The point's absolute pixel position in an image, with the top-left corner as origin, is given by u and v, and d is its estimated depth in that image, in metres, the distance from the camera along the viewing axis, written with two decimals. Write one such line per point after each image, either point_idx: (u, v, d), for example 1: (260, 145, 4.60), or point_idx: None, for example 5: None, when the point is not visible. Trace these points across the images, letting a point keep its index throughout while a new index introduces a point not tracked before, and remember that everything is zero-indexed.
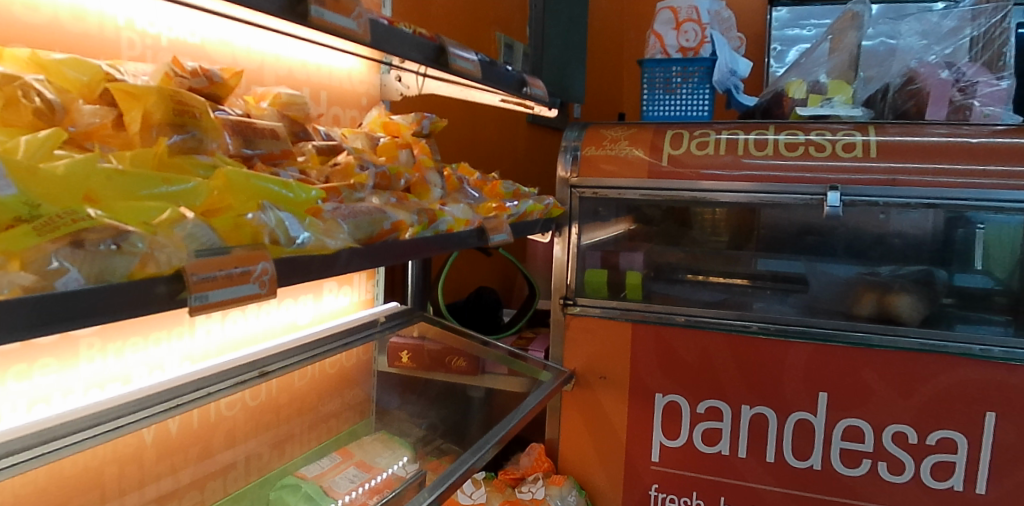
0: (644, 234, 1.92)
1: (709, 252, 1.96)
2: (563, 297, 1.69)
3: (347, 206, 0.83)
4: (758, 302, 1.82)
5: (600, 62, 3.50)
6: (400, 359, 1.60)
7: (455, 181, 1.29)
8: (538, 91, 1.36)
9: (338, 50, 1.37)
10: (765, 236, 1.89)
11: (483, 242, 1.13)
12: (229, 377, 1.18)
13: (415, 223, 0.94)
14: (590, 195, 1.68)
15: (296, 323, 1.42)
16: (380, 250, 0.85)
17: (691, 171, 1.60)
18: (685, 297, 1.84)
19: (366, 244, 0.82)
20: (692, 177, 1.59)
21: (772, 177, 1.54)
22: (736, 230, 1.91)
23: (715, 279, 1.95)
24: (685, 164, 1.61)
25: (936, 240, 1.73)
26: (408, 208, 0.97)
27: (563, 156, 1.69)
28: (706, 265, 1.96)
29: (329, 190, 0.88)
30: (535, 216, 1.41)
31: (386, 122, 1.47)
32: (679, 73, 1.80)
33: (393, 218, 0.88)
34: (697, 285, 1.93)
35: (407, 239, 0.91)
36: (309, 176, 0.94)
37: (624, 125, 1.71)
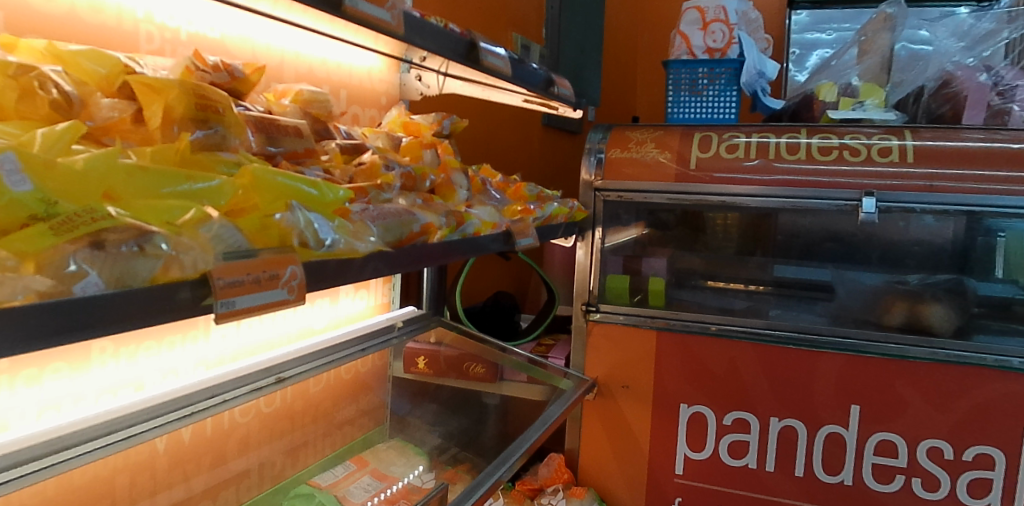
0: (659, 239, 1.86)
1: (727, 258, 1.91)
2: (585, 303, 1.64)
3: (374, 207, 0.79)
4: (775, 309, 1.77)
5: (617, 65, 3.47)
6: (416, 365, 1.55)
7: (479, 182, 1.25)
8: (564, 91, 1.33)
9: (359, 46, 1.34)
10: (778, 242, 1.87)
11: (509, 247, 1.08)
12: (245, 384, 1.14)
13: (444, 225, 0.90)
14: (614, 199, 1.63)
15: (311, 328, 1.38)
16: (409, 253, 0.81)
17: (709, 175, 1.56)
18: (709, 305, 1.79)
19: (394, 248, 0.77)
20: (719, 181, 1.55)
21: (804, 182, 1.49)
22: (750, 234, 1.88)
23: (736, 286, 1.90)
24: (706, 168, 1.57)
25: (957, 248, 1.70)
26: (435, 210, 0.93)
27: (586, 159, 1.65)
28: (727, 272, 1.90)
29: (354, 191, 0.83)
30: (560, 220, 1.37)
31: (406, 121, 1.45)
32: (705, 74, 1.76)
33: (422, 221, 0.83)
34: (720, 294, 1.87)
35: (435, 243, 0.87)
36: (333, 176, 0.90)
37: (649, 128, 1.67)
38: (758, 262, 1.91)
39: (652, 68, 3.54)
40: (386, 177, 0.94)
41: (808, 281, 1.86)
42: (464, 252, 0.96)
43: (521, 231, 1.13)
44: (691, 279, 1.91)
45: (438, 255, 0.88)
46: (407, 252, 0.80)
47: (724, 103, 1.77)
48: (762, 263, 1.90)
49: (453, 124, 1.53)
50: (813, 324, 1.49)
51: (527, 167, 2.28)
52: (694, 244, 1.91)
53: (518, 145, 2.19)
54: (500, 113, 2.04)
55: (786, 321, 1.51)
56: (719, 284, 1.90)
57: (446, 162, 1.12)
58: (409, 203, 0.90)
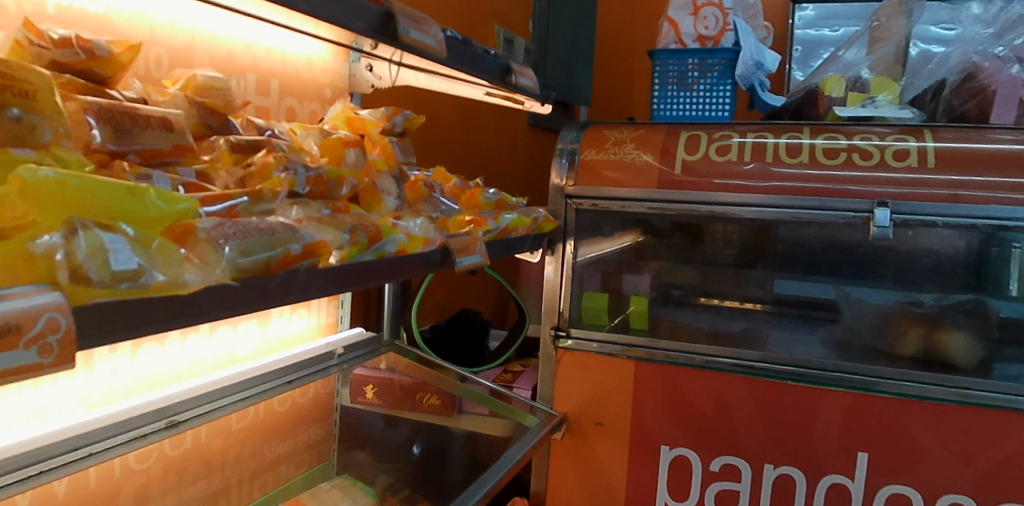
0: (653, 248, 1.69)
1: (725, 270, 1.72)
2: (554, 326, 1.45)
3: (233, 222, 0.60)
4: (775, 331, 1.62)
5: (613, 62, 3.29)
6: (365, 394, 1.41)
7: (423, 189, 1.05)
8: (527, 81, 1.13)
9: (293, 30, 1.15)
10: (779, 254, 1.68)
11: (448, 266, 0.91)
12: (126, 429, 0.94)
13: (346, 243, 0.71)
14: (588, 207, 1.44)
15: (233, 355, 1.20)
16: (284, 283, 0.62)
17: (707, 181, 1.36)
18: (708, 330, 1.61)
19: (253, 277, 0.57)
20: (726, 188, 1.35)
21: (807, 190, 1.30)
22: (748, 248, 1.68)
23: (731, 304, 1.73)
24: (700, 172, 1.38)
25: (969, 261, 1.52)
26: (338, 223, 0.73)
27: (558, 161, 1.46)
28: (720, 288, 1.74)
29: (216, 198, 0.64)
30: (522, 232, 1.18)
31: (350, 117, 1.27)
32: (696, 66, 1.59)
33: (305, 240, 0.64)
34: (726, 317, 1.69)
35: (328, 268, 0.68)
36: (211, 182, 0.73)
37: (630, 126, 1.49)
38: (757, 276, 1.71)
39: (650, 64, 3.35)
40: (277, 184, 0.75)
41: (810, 299, 1.69)
42: (376, 279, 0.77)
43: (466, 249, 0.94)
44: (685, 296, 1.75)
45: (333, 291, 0.69)
46: (281, 287, 0.61)
47: (718, 99, 1.59)
48: (758, 278, 1.71)
49: (407, 121, 1.35)
50: (815, 356, 1.29)
51: (498, 168, 2.11)
52: (687, 254, 1.72)
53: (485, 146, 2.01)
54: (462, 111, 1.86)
55: (784, 353, 1.32)
56: (716, 301, 1.74)
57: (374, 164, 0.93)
58: (299, 216, 0.71)
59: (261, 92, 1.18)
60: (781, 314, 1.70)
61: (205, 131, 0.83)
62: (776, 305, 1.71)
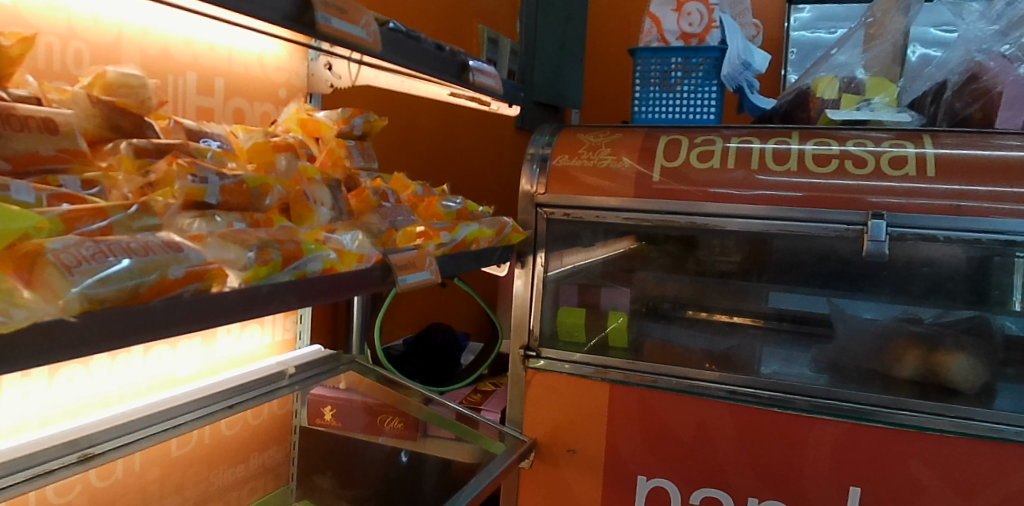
0: (647, 257, 1.60)
1: (713, 282, 1.63)
2: (523, 347, 1.39)
3: (95, 241, 0.51)
4: (768, 347, 1.56)
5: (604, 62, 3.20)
6: (321, 417, 1.33)
7: (371, 198, 0.97)
8: (490, 82, 1.06)
9: (241, 26, 1.06)
10: (776, 261, 1.56)
11: (387, 284, 0.82)
12: (31, 464, 0.82)
13: (251, 264, 0.62)
14: (559, 217, 1.37)
15: (173, 377, 1.10)
16: (168, 314, 0.53)
17: (703, 190, 1.27)
18: (707, 352, 1.55)
19: (111, 308, 0.48)
20: (722, 198, 1.26)
21: (797, 200, 1.21)
22: (745, 259, 1.58)
23: (719, 317, 1.66)
24: (692, 180, 1.28)
25: (967, 274, 1.40)
26: (246, 238, 0.64)
27: (528, 167, 1.39)
28: (712, 301, 1.66)
29: (82, 212, 0.55)
30: (484, 245, 1.10)
31: (304, 119, 1.19)
32: (679, 66, 1.50)
33: (184, 265, 0.54)
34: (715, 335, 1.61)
35: (224, 294, 0.58)
36: (105, 194, 0.64)
37: (605, 130, 1.41)
38: (748, 289, 1.61)
39: None
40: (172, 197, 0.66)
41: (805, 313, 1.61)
42: (300, 303, 0.68)
43: (411, 265, 0.85)
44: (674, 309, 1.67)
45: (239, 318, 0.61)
46: (163, 316, 0.53)
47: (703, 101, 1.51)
48: (748, 289, 1.62)
49: (367, 124, 1.26)
50: (802, 381, 1.22)
51: (470, 170, 2.04)
52: (677, 264, 1.62)
53: (455, 147, 1.94)
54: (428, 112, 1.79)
55: (770, 377, 1.25)
56: (705, 314, 1.67)
57: (307, 169, 0.84)
58: (193, 234, 0.61)
59: (203, 91, 1.08)
60: (780, 331, 1.60)
61: (110, 134, 0.73)
62: (773, 320, 1.61)
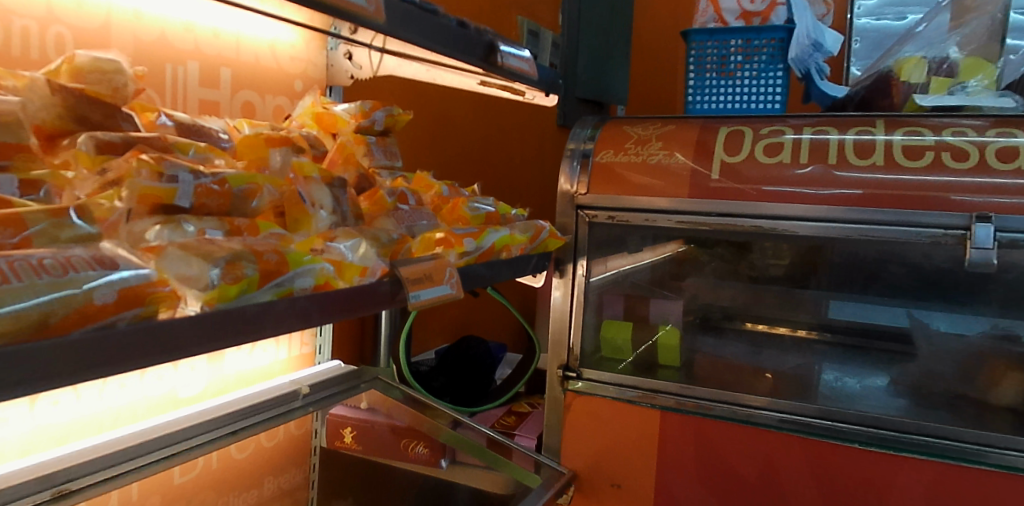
0: (695, 258, 1.48)
1: (773, 288, 1.50)
2: (562, 366, 1.26)
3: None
4: (828, 364, 1.42)
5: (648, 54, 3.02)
6: (341, 439, 1.18)
7: (387, 200, 0.87)
8: (521, 65, 0.94)
9: (251, 9, 0.95)
10: (836, 264, 1.42)
11: (398, 302, 0.69)
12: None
13: (215, 284, 0.49)
14: (603, 220, 1.23)
15: (175, 396, 1.01)
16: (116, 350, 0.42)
17: (755, 188, 1.13)
18: (760, 370, 1.40)
19: (8, 347, 0.35)
20: (772, 196, 1.11)
21: (855, 198, 1.06)
22: (802, 264, 1.43)
23: (779, 331, 1.54)
24: (742, 176, 1.14)
25: None
26: (211, 250, 0.52)
27: (568, 163, 1.26)
28: (766, 312, 1.55)
29: None
30: (517, 252, 0.97)
31: (321, 112, 1.09)
32: (739, 49, 1.42)
33: (114, 284, 0.43)
34: (778, 354, 1.45)
35: (176, 320, 0.46)
36: (51, 197, 0.53)
37: (656, 121, 1.27)
38: (808, 297, 1.48)
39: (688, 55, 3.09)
40: (121, 200, 0.54)
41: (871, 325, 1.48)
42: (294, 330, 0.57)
43: (427, 278, 0.73)
44: (728, 319, 1.57)
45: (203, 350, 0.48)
46: (93, 353, 0.40)
47: (768, 88, 1.43)
48: (805, 298, 1.49)
49: (390, 117, 1.14)
50: (886, 415, 1.07)
51: (507, 170, 1.94)
52: (730, 268, 1.49)
53: (490, 145, 1.83)
54: (459, 108, 1.68)
55: (847, 408, 1.10)
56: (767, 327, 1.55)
57: (305, 165, 0.72)
58: (146, 246, 0.50)
59: (206, 83, 0.98)
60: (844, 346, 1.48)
61: (75, 126, 0.62)
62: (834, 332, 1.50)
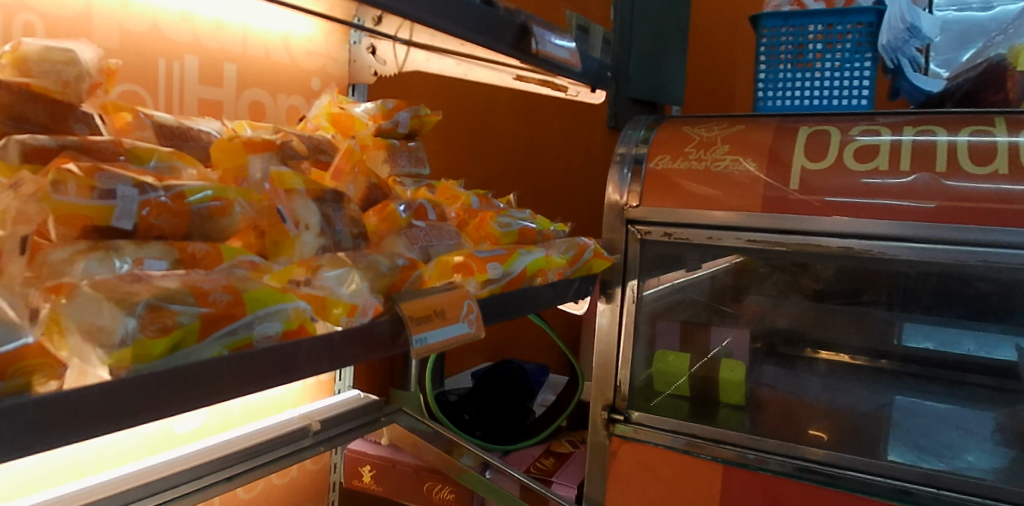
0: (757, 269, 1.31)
1: (837, 307, 1.35)
2: (607, 407, 1.16)
3: None
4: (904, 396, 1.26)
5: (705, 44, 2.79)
6: (360, 478, 1.15)
7: (399, 216, 0.73)
8: (557, 50, 0.80)
9: None
10: (928, 287, 1.22)
11: (395, 348, 0.56)
12: None
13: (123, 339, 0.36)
14: (657, 237, 1.12)
15: (172, 432, 0.90)
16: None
17: (818, 201, 1.01)
18: (835, 407, 1.23)
19: None
20: (835, 210, 0.99)
21: (928, 213, 0.94)
22: (862, 278, 1.27)
23: (856, 361, 1.34)
24: (815, 189, 1.01)
25: None
26: (131, 291, 0.39)
27: (616, 172, 1.14)
28: (836, 336, 1.37)
29: None
30: (555, 277, 0.82)
31: (338, 113, 0.97)
32: (818, 35, 1.26)
33: None
34: (860, 387, 1.27)
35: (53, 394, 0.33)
36: None
37: (720, 123, 1.14)
38: (878, 316, 1.32)
39: None
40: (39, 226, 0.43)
41: (957, 355, 1.29)
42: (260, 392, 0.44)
43: (438, 316, 0.59)
44: (794, 346, 1.39)
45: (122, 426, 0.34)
46: None
47: (850, 81, 1.27)
48: (883, 320, 1.32)
49: (416, 119, 1.02)
50: (1006, 483, 0.92)
51: (553, 174, 1.80)
52: (791, 281, 1.33)
53: (530, 152, 1.71)
54: (491, 112, 1.56)
55: (952, 472, 0.95)
56: (831, 354, 1.36)
57: (287, 175, 0.59)
58: (49, 284, 0.39)
59: (206, 80, 0.87)
60: (922, 377, 1.30)
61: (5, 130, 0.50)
62: (904, 362, 1.32)
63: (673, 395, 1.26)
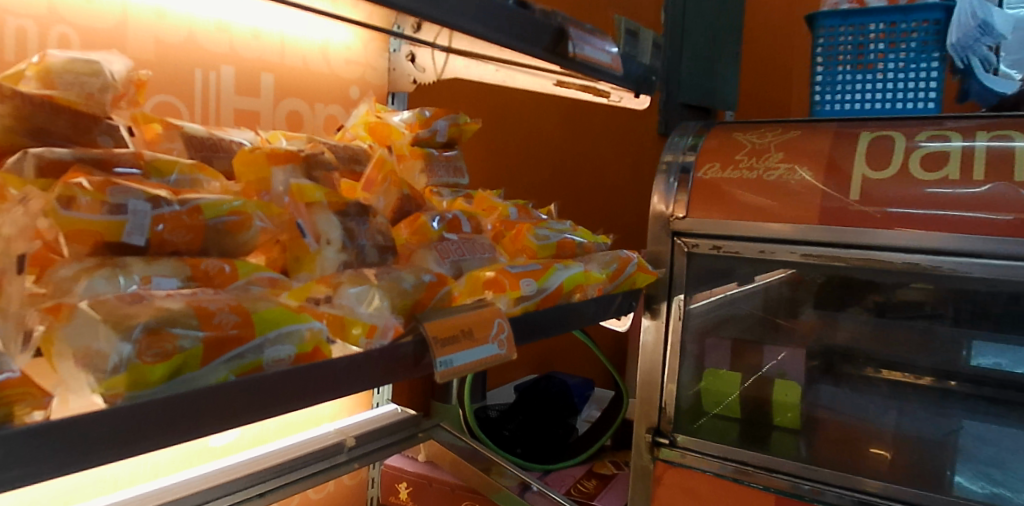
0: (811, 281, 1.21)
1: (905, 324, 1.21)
2: (651, 429, 1.11)
3: None
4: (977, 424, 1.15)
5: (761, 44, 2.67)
6: (397, 494, 1.14)
7: (431, 228, 0.70)
8: (598, 54, 0.76)
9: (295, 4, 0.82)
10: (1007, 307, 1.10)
11: (419, 371, 0.53)
12: None
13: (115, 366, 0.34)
14: (705, 250, 1.06)
15: (206, 447, 0.90)
16: None
17: (882, 213, 0.93)
18: (900, 434, 1.15)
19: None
20: (901, 223, 0.91)
21: (1007, 226, 0.85)
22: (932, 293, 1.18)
23: (924, 381, 1.21)
24: (877, 200, 0.94)
25: None
26: (132, 313, 0.37)
27: (662, 182, 1.08)
28: None
29: None
30: (594, 294, 0.78)
31: (374, 122, 0.94)
32: (880, 34, 1.18)
33: None
34: (928, 414, 1.18)
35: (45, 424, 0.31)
36: None
37: (773, 129, 1.08)
38: None
39: None
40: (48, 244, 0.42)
41: None
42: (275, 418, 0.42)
43: (465, 336, 0.56)
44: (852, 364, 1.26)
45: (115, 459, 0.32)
46: None
47: (916, 84, 1.18)
48: None
49: (454, 127, 0.99)
50: None
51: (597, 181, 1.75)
52: (851, 293, 1.20)
53: (572, 159, 1.66)
54: None
55: None
56: (895, 373, 1.23)
57: (308, 189, 0.56)
58: (48, 304, 0.37)
59: (243, 91, 0.86)
60: None
61: (27, 143, 0.49)
62: (977, 384, 1.19)
63: (716, 416, 1.21)
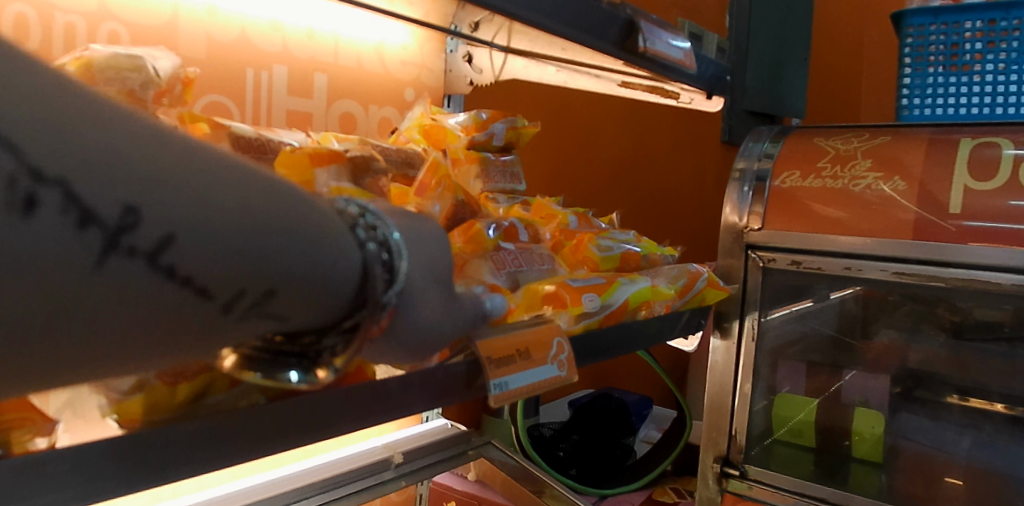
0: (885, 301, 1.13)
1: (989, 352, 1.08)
2: (718, 457, 1.03)
3: None
4: None
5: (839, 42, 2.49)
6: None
7: (487, 236, 0.65)
8: (668, 49, 0.69)
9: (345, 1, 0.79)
10: None
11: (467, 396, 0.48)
12: None
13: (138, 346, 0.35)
14: (783, 265, 0.97)
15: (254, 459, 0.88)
16: None
17: (987, 230, 0.83)
18: (997, 472, 1.02)
19: None
20: (1009, 241, 0.81)
21: None
22: None
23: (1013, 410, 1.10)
24: (982, 215, 0.83)
25: None
26: None
27: (735, 191, 1.00)
28: None
29: None
30: (661, 311, 0.71)
31: (430, 124, 0.90)
32: (977, 33, 1.08)
33: None
34: None
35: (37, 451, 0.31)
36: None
37: (860, 135, 0.99)
38: None
39: (886, 44, 2.53)
40: None
41: None
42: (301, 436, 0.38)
43: (522, 358, 0.50)
44: (930, 388, 1.15)
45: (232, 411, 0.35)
46: None
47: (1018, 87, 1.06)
48: None
49: (512, 130, 0.93)
50: None
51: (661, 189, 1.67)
52: (925, 312, 1.10)
53: (635, 165, 1.58)
54: (595, 122, 1.46)
55: None
56: (981, 402, 1.12)
57: (349, 190, 0.55)
58: None
59: (297, 91, 0.84)
60: None
61: None
62: None
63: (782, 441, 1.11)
